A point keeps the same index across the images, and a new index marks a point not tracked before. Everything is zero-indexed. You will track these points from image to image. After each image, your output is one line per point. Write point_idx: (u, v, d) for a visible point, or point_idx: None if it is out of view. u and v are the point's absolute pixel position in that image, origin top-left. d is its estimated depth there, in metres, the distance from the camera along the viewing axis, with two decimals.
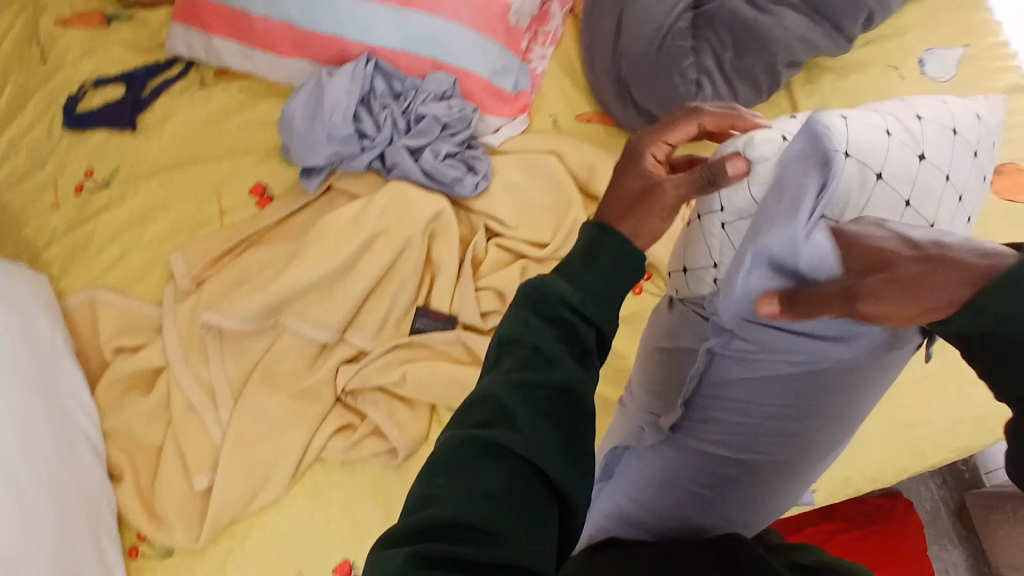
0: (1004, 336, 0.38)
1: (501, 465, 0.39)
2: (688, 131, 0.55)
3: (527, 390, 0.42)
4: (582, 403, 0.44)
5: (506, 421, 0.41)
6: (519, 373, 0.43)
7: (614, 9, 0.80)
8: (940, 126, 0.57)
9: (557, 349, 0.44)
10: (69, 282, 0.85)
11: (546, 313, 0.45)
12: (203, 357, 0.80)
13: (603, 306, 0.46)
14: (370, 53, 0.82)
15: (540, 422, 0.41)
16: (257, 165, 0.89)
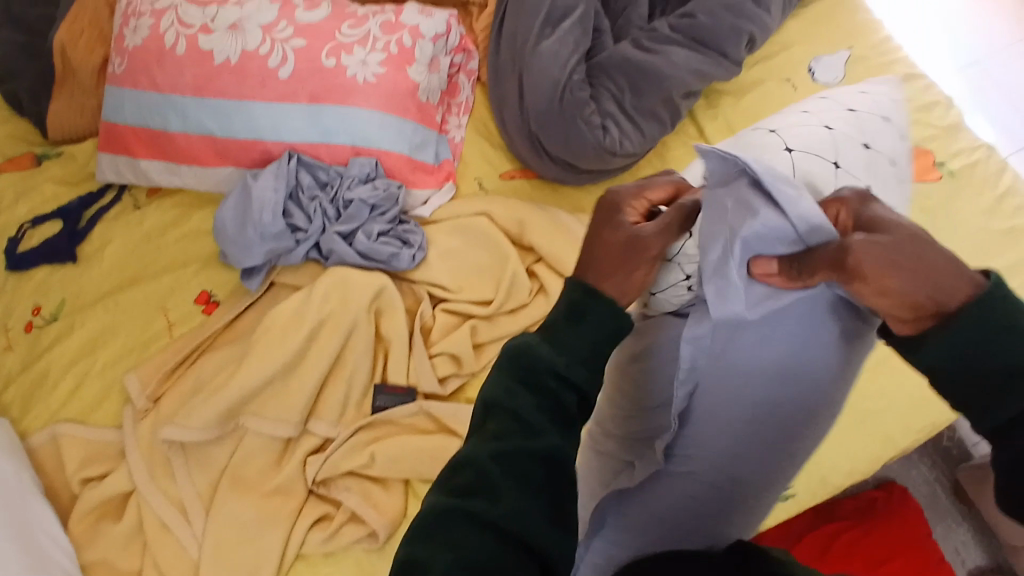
0: (980, 349, 0.40)
1: (479, 534, 0.40)
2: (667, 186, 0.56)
3: (509, 458, 0.43)
4: (566, 468, 0.45)
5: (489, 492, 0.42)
6: (502, 440, 0.44)
7: (515, 74, 0.86)
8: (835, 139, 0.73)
9: (544, 420, 0.46)
10: (30, 422, 0.86)
11: (531, 381, 0.47)
12: (169, 473, 0.80)
13: (588, 370, 0.48)
14: (292, 150, 0.85)
15: (522, 490, 0.42)
16: (200, 275, 0.91)
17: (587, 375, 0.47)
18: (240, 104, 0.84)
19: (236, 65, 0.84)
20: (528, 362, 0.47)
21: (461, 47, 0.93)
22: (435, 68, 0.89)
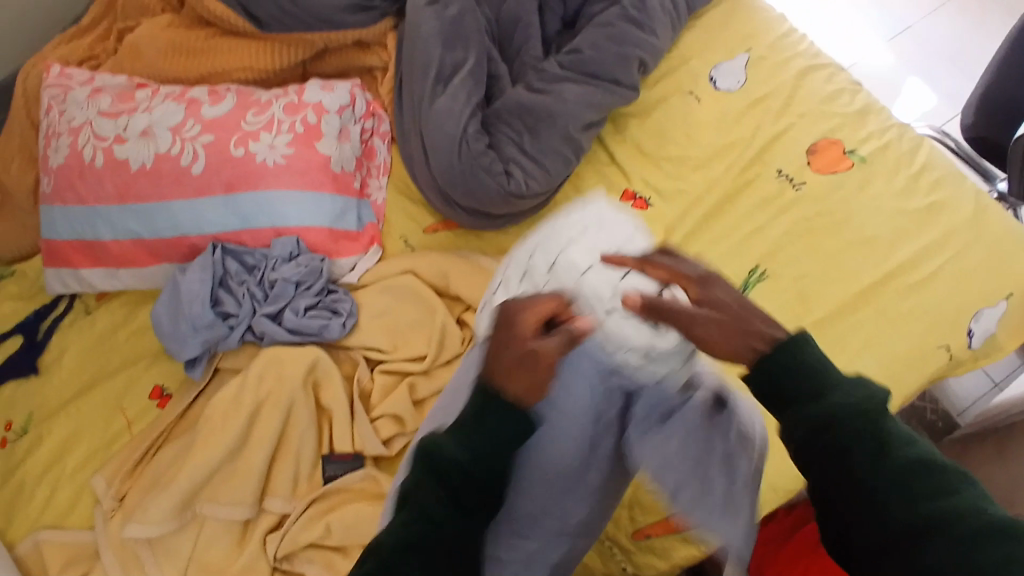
0: (833, 430, 0.46)
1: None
2: (546, 306, 0.55)
3: (410, 542, 0.47)
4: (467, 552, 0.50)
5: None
6: (407, 526, 0.48)
7: (417, 134, 0.90)
8: (599, 344, 0.65)
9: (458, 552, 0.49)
10: (15, 532, 0.89)
11: (440, 475, 0.49)
12: (140, 568, 0.82)
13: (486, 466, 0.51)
14: (216, 240, 0.89)
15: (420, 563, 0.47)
16: (153, 369, 0.95)
17: (477, 498, 0.51)
18: (160, 204, 0.88)
19: (152, 168, 0.88)
20: (420, 510, 0.49)
21: (370, 112, 0.97)
22: (345, 137, 0.92)
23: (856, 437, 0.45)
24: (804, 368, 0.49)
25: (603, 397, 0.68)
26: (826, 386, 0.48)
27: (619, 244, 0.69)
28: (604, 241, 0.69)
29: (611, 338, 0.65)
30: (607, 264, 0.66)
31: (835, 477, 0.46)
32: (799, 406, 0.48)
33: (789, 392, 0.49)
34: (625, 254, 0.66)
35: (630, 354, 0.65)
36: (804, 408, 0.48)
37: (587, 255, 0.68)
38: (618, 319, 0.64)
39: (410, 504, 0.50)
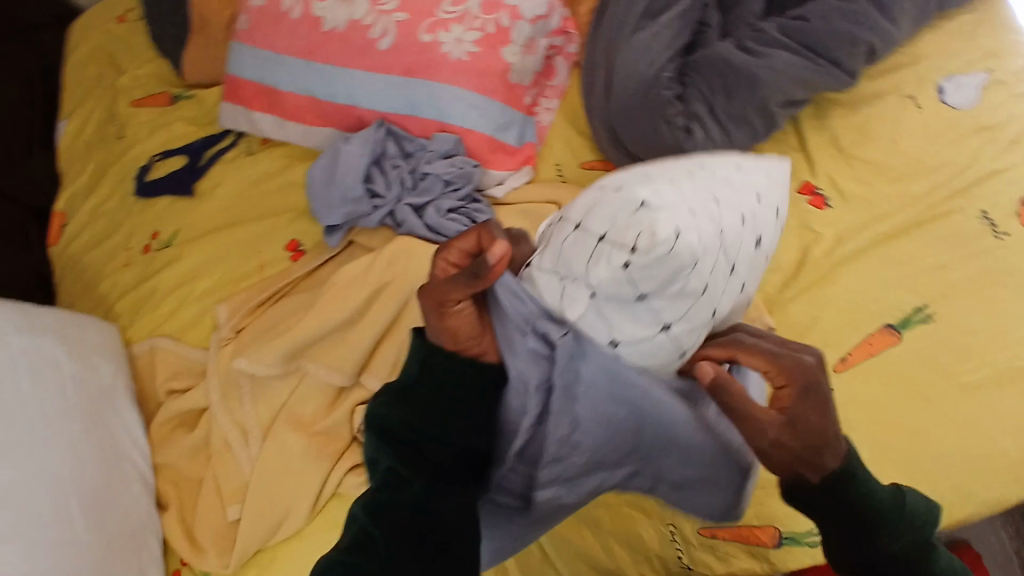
0: (906, 559, 0.51)
1: (380, 513, 0.52)
2: (471, 240, 0.51)
3: (414, 465, 0.54)
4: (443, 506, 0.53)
5: (377, 517, 0.52)
6: (408, 456, 0.54)
7: (606, 66, 0.86)
8: (614, 285, 0.49)
9: (412, 471, 0.54)
10: (134, 332, 0.99)
11: (380, 431, 0.56)
12: (238, 398, 0.89)
13: (442, 425, 0.54)
14: (383, 119, 0.90)
15: (421, 487, 0.53)
16: (291, 223, 0.99)
17: (454, 426, 0.54)
18: (341, 70, 0.89)
19: (343, 33, 0.89)
20: (387, 425, 0.55)
21: (562, 31, 0.92)
22: (531, 50, 0.89)
23: (916, 558, 0.52)
24: (874, 497, 0.51)
25: (532, 370, 0.54)
26: (886, 515, 0.51)
27: (683, 199, 0.50)
28: (658, 195, 0.49)
29: (647, 346, 0.52)
30: (651, 244, 0.47)
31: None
32: (865, 531, 0.51)
33: (870, 523, 0.51)
34: (673, 220, 0.48)
35: (670, 266, 0.48)
36: (879, 535, 0.51)
37: (621, 217, 0.49)
38: (643, 220, 0.48)
39: (379, 425, 0.56)
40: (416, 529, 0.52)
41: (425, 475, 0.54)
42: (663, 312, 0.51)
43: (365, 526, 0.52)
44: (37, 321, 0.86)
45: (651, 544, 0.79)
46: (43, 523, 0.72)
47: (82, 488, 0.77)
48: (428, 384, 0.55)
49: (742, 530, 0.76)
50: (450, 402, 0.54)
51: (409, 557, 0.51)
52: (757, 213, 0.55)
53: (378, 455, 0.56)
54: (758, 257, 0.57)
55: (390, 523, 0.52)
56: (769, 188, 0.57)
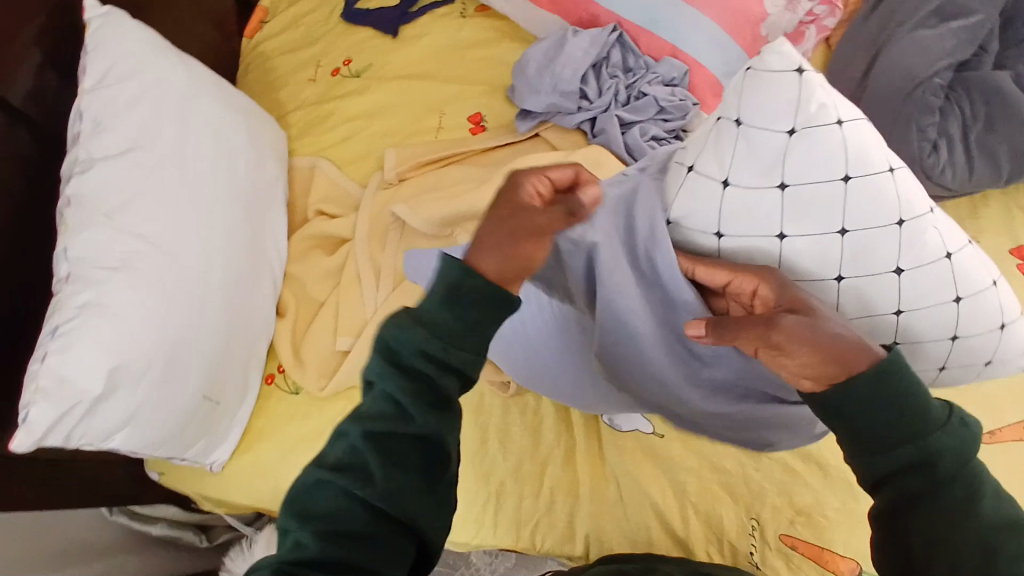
0: (939, 462, 0.50)
1: (392, 439, 0.53)
2: (565, 170, 0.59)
3: (424, 394, 0.53)
4: (442, 440, 0.54)
5: (388, 442, 0.53)
6: (415, 389, 0.53)
7: (873, 49, 0.85)
8: (713, 152, 0.56)
9: (422, 408, 0.53)
10: (301, 145, 1.00)
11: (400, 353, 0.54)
12: (382, 241, 0.90)
13: (457, 349, 0.54)
14: (617, 24, 0.87)
15: (428, 415, 0.53)
16: (482, 96, 0.97)
17: (462, 351, 0.54)
18: None
19: None
20: (395, 347, 0.54)
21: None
22: (792, 7, 0.86)
23: (953, 462, 0.50)
24: (913, 397, 0.50)
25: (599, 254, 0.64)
26: (931, 424, 0.50)
27: (845, 103, 0.53)
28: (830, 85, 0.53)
29: (709, 191, 0.57)
30: (780, 88, 0.51)
31: (922, 504, 0.50)
32: (896, 436, 0.50)
33: (902, 422, 0.50)
34: (812, 107, 0.52)
35: (764, 166, 0.54)
36: (899, 441, 0.50)
37: (764, 87, 0.52)
38: (768, 115, 0.52)
39: (387, 342, 0.54)
40: (414, 463, 0.54)
41: (435, 406, 0.54)
42: (734, 169, 0.55)
43: (365, 450, 0.53)
44: (232, 100, 0.89)
45: (728, 530, 0.78)
46: (189, 283, 0.75)
47: (226, 268, 0.80)
48: (450, 319, 0.53)
49: (824, 554, 0.74)
50: (465, 342, 0.54)
51: (412, 480, 0.53)
52: (921, 229, 0.55)
53: (377, 375, 0.54)
54: (882, 256, 0.56)
55: (388, 451, 0.53)
56: (949, 231, 0.56)
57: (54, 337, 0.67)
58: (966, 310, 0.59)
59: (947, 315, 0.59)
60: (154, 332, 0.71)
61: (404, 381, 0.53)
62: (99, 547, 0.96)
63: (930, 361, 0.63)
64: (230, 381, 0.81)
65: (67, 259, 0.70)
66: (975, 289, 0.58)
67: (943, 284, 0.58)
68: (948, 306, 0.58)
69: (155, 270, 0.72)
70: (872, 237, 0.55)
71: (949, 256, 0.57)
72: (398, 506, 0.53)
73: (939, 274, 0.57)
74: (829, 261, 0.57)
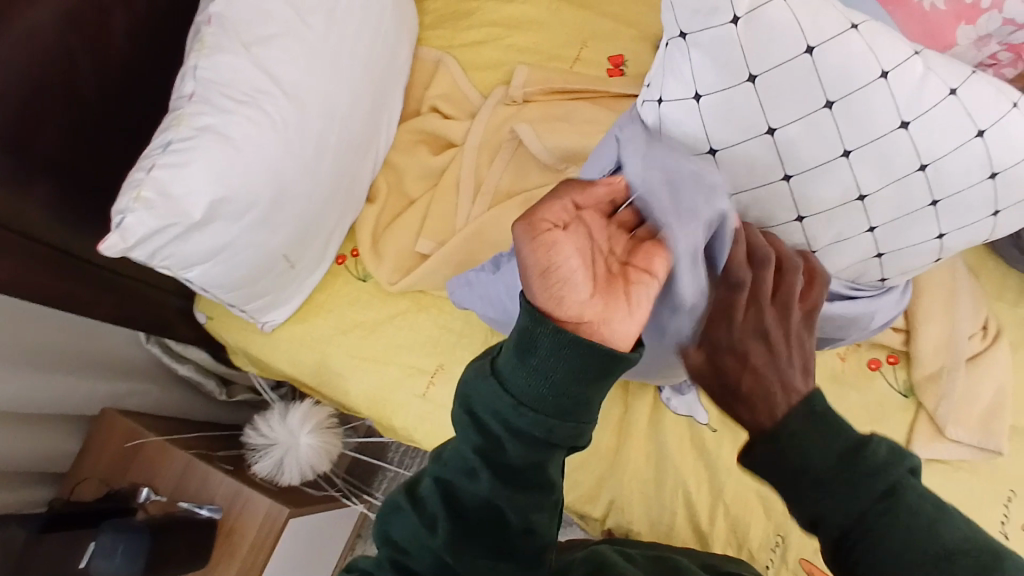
0: (862, 502, 0.45)
1: (478, 491, 0.50)
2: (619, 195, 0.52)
3: (495, 460, 0.49)
4: (509, 511, 0.50)
5: (476, 492, 0.50)
6: (485, 455, 0.49)
7: None
8: (734, 67, 0.55)
9: (521, 460, 0.49)
10: (432, 36, 0.96)
11: (477, 417, 0.49)
12: (491, 157, 0.87)
13: (539, 422, 0.47)
14: None
15: (494, 480, 0.49)
16: (630, 42, 0.93)
17: (542, 422, 0.47)
18: None
19: None
20: (472, 402, 0.49)
21: (1017, 49, 0.82)
22: (980, 45, 0.81)
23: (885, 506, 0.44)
24: (795, 448, 0.46)
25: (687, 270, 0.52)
26: (855, 458, 0.45)
27: None
28: None
29: (744, 96, 0.56)
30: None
31: (857, 558, 0.44)
32: (797, 492, 0.47)
33: (804, 478, 0.46)
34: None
35: (787, 51, 0.55)
36: (817, 474, 0.46)
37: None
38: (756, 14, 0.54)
39: (470, 400, 0.49)
40: (484, 521, 0.50)
41: (524, 461, 0.49)
42: (698, 77, 0.57)
43: (442, 496, 0.50)
44: None
45: (751, 539, 0.77)
46: (305, 136, 0.72)
47: (341, 136, 0.77)
48: (543, 381, 0.46)
49: None
50: (557, 412, 0.47)
51: (495, 522, 0.51)
52: (915, 71, 0.57)
53: (460, 428, 0.50)
54: (917, 74, 0.57)
55: (457, 503, 0.50)
56: (949, 66, 0.58)
57: (166, 151, 0.65)
58: (992, 141, 0.59)
59: (976, 154, 0.59)
60: (262, 176, 0.69)
61: (493, 438, 0.49)
62: (128, 370, 0.96)
63: (978, 210, 0.62)
64: (311, 247, 0.80)
65: (195, 78, 0.67)
66: (994, 119, 0.58)
67: (960, 123, 0.58)
68: (972, 144, 0.59)
69: (277, 114, 0.70)
70: (863, 112, 0.56)
71: (955, 92, 0.58)
72: (461, 558, 0.50)
73: (952, 113, 0.58)
74: (876, 131, 0.57)
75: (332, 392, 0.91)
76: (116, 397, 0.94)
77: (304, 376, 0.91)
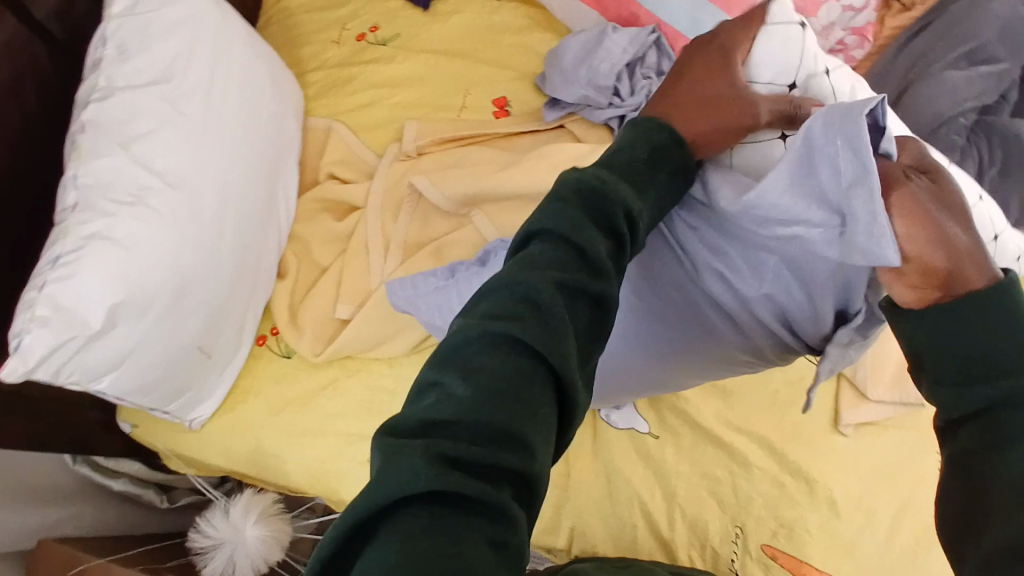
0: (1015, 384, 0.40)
1: (564, 304, 0.38)
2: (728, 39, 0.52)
3: (572, 249, 0.41)
4: (597, 322, 0.40)
5: (536, 299, 0.37)
6: (561, 253, 0.40)
7: (901, 84, 0.86)
8: None
9: (595, 263, 0.41)
10: (319, 107, 0.97)
11: (553, 215, 0.42)
12: (395, 213, 0.89)
13: (606, 204, 0.43)
14: (657, 27, 0.88)
15: (577, 272, 0.40)
16: (510, 82, 0.97)
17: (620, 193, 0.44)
18: None
19: None
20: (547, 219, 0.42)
21: (861, 31, 0.90)
22: (826, 33, 0.89)
23: None
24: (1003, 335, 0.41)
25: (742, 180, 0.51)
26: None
27: None
28: None
29: None
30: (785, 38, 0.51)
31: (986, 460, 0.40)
32: (961, 368, 0.42)
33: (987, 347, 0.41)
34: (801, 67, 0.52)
35: None
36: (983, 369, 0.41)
37: None
38: None
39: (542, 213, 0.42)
40: (571, 324, 0.38)
41: (588, 268, 0.40)
42: None
43: (501, 319, 0.36)
44: (260, 50, 0.86)
45: (711, 536, 0.79)
46: (200, 226, 0.72)
47: (239, 219, 0.77)
48: (629, 157, 0.47)
49: (802, 566, 0.76)
50: (639, 187, 0.46)
51: (570, 362, 0.36)
52: None
53: (537, 228, 0.42)
54: None
55: (536, 300, 0.38)
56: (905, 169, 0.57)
57: (55, 266, 0.63)
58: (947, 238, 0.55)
59: None
60: (160, 272, 0.68)
61: (565, 239, 0.41)
62: (58, 495, 0.91)
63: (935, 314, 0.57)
64: (227, 333, 0.79)
65: (76, 188, 0.66)
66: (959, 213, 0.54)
67: None
68: None
69: (167, 209, 0.69)
70: None
71: None
72: (557, 353, 0.36)
73: None
74: None
75: (275, 477, 0.89)
76: (50, 527, 0.89)
77: (242, 465, 0.88)
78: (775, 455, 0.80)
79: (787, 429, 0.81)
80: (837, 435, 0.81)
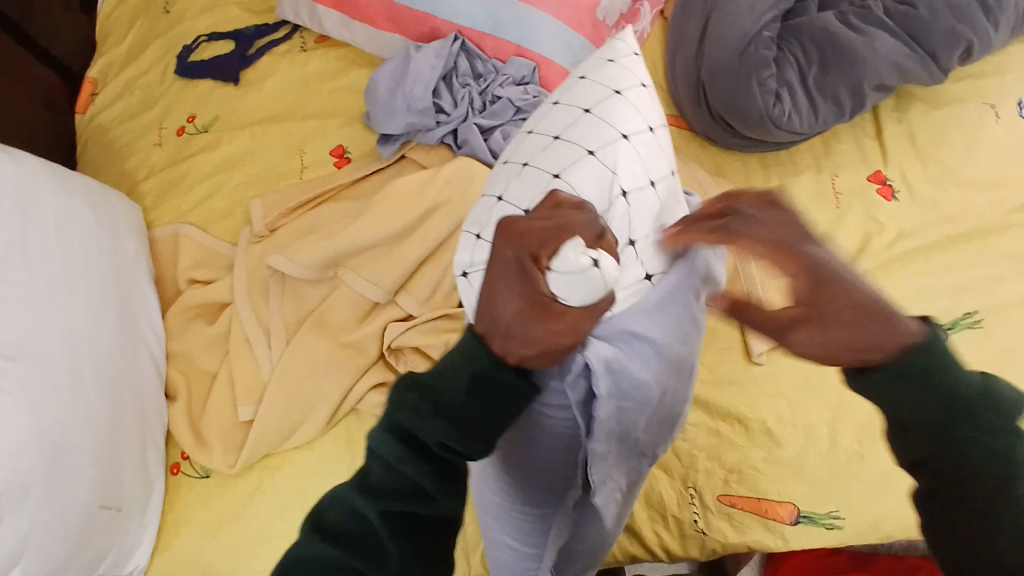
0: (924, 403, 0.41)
1: (398, 538, 0.39)
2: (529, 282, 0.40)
3: (411, 493, 0.39)
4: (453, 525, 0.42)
5: (387, 534, 0.38)
6: (394, 497, 0.39)
7: (704, 10, 0.86)
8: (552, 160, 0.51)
9: (438, 484, 0.40)
10: (159, 214, 0.94)
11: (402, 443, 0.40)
12: (264, 298, 0.86)
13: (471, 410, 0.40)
14: (458, 33, 0.89)
15: (419, 501, 0.40)
16: (341, 127, 0.94)
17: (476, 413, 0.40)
18: None
19: None
20: (410, 426, 0.40)
21: None
22: None
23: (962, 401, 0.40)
24: (946, 393, 0.41)
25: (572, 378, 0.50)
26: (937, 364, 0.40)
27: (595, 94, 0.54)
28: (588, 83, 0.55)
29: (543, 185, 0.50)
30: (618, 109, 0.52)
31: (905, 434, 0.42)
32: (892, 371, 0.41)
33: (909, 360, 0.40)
34: (592, 134, 0.52)
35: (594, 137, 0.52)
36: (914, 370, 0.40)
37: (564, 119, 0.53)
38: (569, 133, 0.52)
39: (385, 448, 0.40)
40: (422, 539, 0.40)
41: (445, 485, 0.41)
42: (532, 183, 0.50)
43: (339, 545, 0.38)
44: (71, 183, 0.82)
45: (669, 505, 0.79)
46: (55, 387, 0.68)
47: (98, 363, 0.74)
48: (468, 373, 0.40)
49: (762, 504, 0.77)
50: (473, 421, 0.41)
51: None
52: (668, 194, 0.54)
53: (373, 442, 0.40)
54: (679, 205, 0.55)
55: (368, 538, 0.38)
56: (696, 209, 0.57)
57: None
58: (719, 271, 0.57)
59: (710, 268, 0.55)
60: (29, 447, 0.64)
61: (402, 450, 0.39)
62: None
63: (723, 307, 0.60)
64: (128, 480, 0.75)
65: None
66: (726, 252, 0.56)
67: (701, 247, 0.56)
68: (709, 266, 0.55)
69: (15, 383, 0.65)
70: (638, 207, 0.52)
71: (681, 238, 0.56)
72: None
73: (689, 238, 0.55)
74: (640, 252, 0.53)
75: None
76: None
77: None
78: (703, 406, 0.80)
79: (704, 376, 0.81)
80: (752, 365, 0.80)
